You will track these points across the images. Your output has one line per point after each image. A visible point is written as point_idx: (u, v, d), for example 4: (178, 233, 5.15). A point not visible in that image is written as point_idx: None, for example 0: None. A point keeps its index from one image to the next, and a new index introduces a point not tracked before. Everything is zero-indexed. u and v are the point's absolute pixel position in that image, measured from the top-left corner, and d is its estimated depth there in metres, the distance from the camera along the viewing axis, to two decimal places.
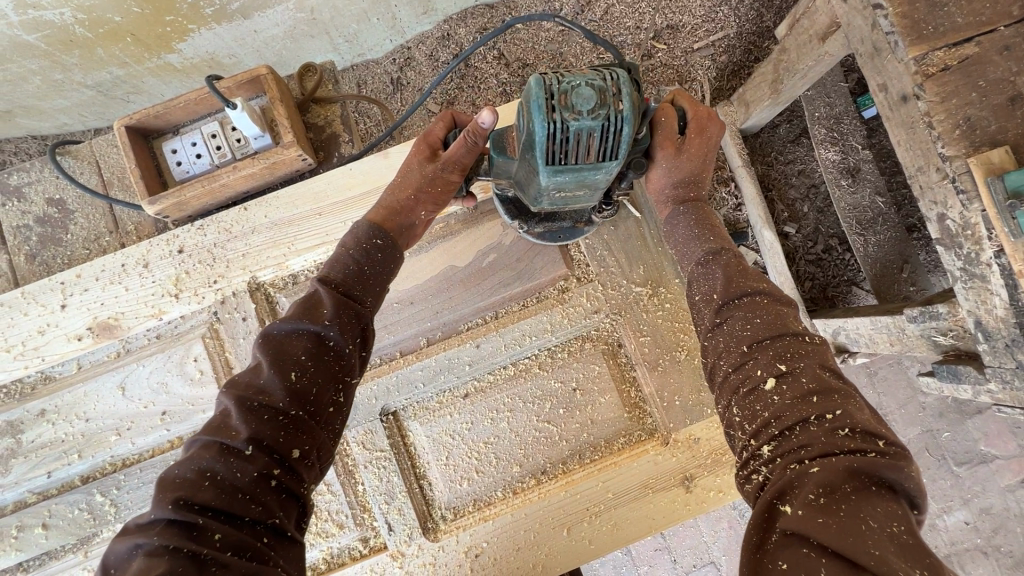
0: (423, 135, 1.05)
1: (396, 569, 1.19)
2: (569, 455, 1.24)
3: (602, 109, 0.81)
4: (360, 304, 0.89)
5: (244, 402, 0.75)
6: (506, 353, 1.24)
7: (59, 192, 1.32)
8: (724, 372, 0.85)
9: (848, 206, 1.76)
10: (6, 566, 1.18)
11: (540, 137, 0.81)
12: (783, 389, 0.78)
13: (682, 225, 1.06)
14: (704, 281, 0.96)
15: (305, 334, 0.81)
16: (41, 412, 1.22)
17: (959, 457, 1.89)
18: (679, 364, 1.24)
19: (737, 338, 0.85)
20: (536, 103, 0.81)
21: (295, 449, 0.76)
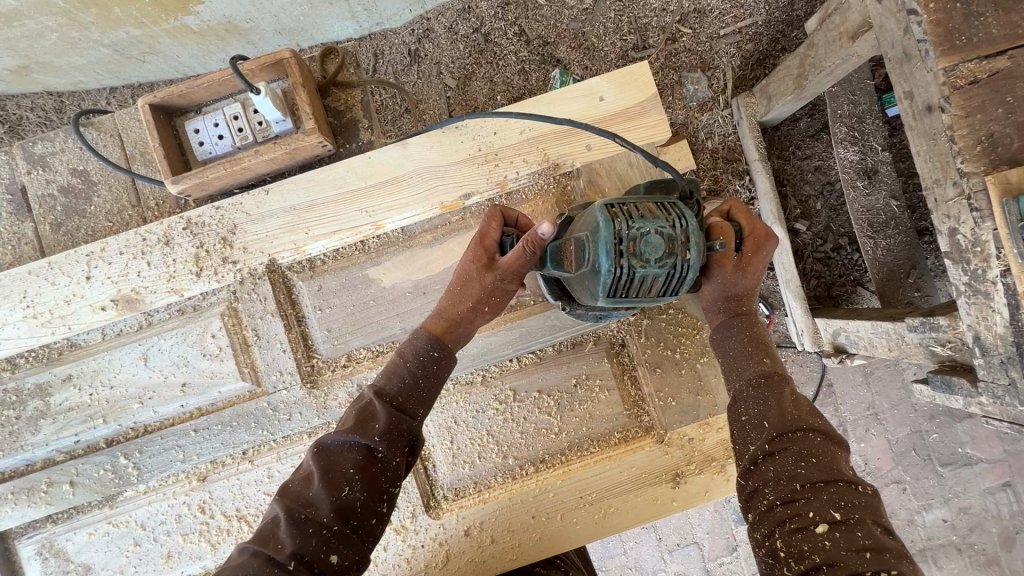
0: (476, 238, 1.08)
1: (397, 542, 1.25)
2: (567, 447, 1.29)
3: (670, 258, 0.88)
4: (411, 416, 0.95)
5: (292, 514, 0.84)
6: (514, 347, 1.29)
7: (82, 163, 1.34)
8: (771, 502, 0.88)
9: (862, 209, 1.75)
10: (36, 517, 1.27)
11: (607, 278, 0.88)
12: (837, 537, 0.81)
13: (733, 341, 1.09)
14: (757, 403, 0.98)
15: (355, 447, 0.89)
16: (67, 377, 1.28)
17: (945, 458, 1.96)
18: (682, 367, 1.28)
19: (790, 474, 0.89)
20: (606, 245, 0.87)
21: (332, 556, 0.83)
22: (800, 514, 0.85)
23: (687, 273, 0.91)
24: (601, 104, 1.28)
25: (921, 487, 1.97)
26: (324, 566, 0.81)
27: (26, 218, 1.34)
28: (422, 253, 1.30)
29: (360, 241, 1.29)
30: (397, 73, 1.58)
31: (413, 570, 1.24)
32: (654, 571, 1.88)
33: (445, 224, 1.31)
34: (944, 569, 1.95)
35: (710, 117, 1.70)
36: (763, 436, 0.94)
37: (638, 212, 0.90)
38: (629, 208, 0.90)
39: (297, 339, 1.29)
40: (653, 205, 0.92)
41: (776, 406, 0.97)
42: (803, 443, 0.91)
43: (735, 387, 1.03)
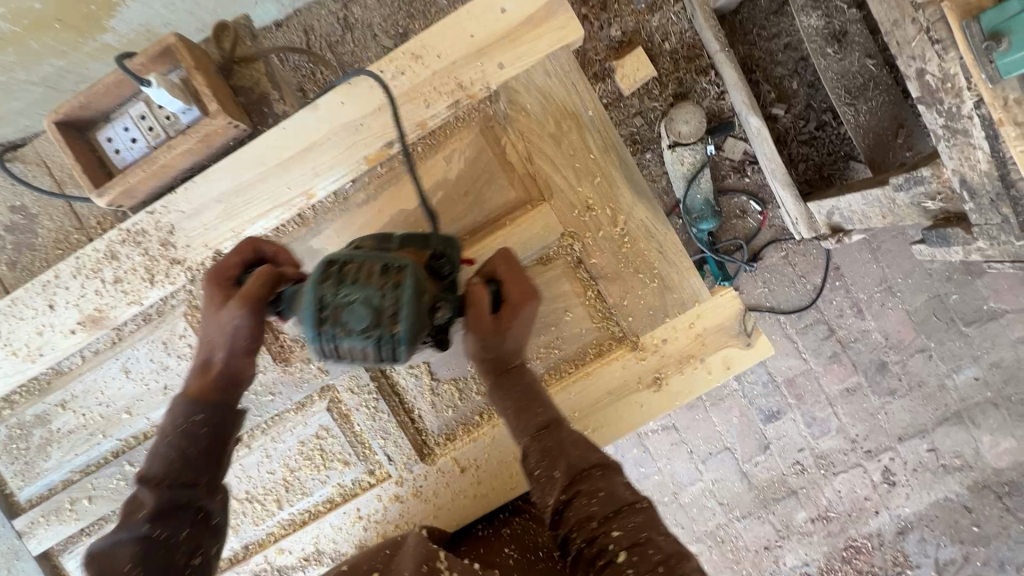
0: (214, 275, 0.99)
1: (399, 494, 1.31)
2: (546, 372, 1.29)
3: (376, 328, 0.82)
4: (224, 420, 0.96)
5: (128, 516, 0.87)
6: (473, 286, 1.27)
7: (19, 198, 1.36)
8: (579, 546, 0.87)
9: (836, 76, 1.63)
10: (70, 533, 1.35)
11: (313, 345, 0.85)
12: (635, 559, 0.82)
13: (515, 391, 1.02)
14: (544, 457, 0.95)
15: (165, 455, 0.90)
16: (61, 402, 1.34)
17: (968, 317, 1.90)
18: (643, 273, 1.26)
19: (585, 514, 0.87)
20: (308, 312, 0.83)
21: (173, 554, 0.86)
22: (602, 548, 0.84)
23: (402, 345, 0.83)
24: (504, 15, 1.20)
25: (947, 350, 1.92)
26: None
27: None
28: (359, 213, 1.28)
29: (297, 214, 1.28)
30: (333, 46, 1.61)
31: (415, 505, 1.31)
32: (693, 483, 1.96)
33: (374, 179, 1.27)
34: (982, 427, 1.93)
35: (661, 17, 1.77)
36: (557, 486, 0.92)
37: (349, 276, 0.84)
38: (345, 269, 0.84)
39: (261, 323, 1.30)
40: (374, 266, 0.84)
41: (560, 451, 0.95)
42: (590, 482, 0.90)
43: (521, 442, 0.99)
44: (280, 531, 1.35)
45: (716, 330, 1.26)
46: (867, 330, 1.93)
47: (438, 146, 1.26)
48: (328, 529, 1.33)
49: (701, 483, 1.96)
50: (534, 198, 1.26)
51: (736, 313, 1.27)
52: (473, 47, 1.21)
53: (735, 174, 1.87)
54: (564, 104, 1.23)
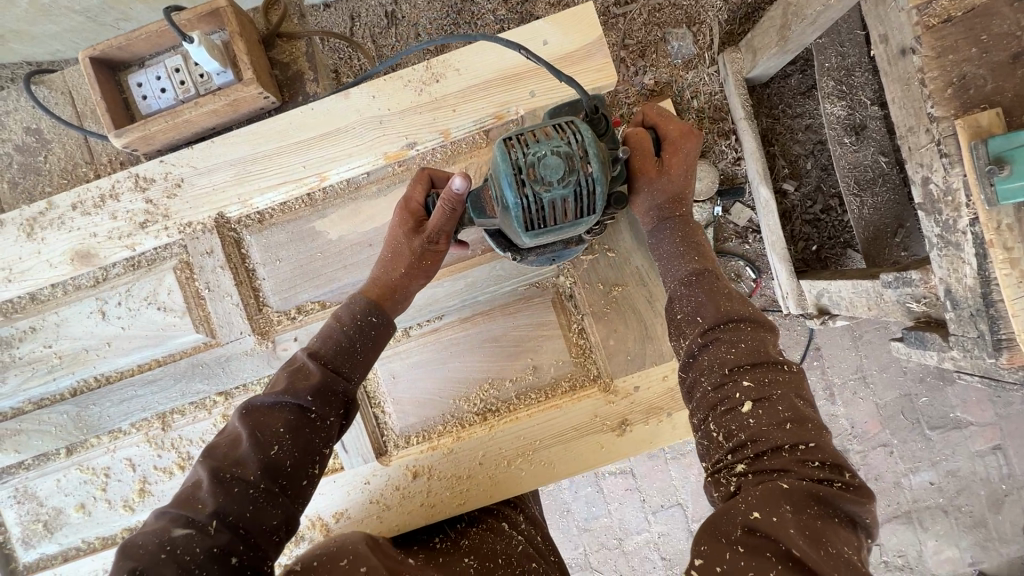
0: (402, 203, 1.17)
1: (348, 488, 1.30)
2: (515, 396, 1.31)
3: (572, 175, 0.96)
4: (346, 379, 1.03)
5: (217, 474, 0.87)
6: (461, 297, 1.28)
7: (36, 122, 1.36)
8: (704, 388, 0.98)
9: (848, 166, 1.70)
10: (8, 464, 1.33)
11: (515, 211, 0.97)
12: (759, 413, 0.91)
13: (666, 243, 1.19)
14: (690, 305, 1.08)
15: (289, 407, 0.95)
16: (29, 330, 1.32)
17: (934, 422, 1.94)
18: (630, 316, 1.27)
19: (721, 359, 0.98)
20: (508, 175, 0.96)
21: (260, 516, 0.87)
22: (728, 395, 0.95)
23: (595, 188, 0.98)
24: (545, 48, 1.25)
25: (908, 450, 1.95)
26: (249, 524, 0.85)
27: None
28: (368, 204, 1.30)
29: (306, 192, 1.29)
30: (376, 37, 1.58)
31: (360, 504, 1.30)
32: (639, 531, 1.97)
33: (390, 175, 1.30)
34: (929, 530, 1.95)
35: (695, 74, 1.78)
36: (698, 330, 1.04)
37: (532, 139, 0.98)
38: (526, 137, 0.99)
39: (250, 292, 1.31)
40: (549, 130, 0.99)
41: (708, 300, 1.07)
42: (734, 332, 1.00)
43: (671, 287, 1.13)
44: None
45: None
46: (835, 415, 1.97)
47: (455, 157, 1.29)
48: None
49: (647, 534, 1.96)
50: None
51: None
52: (505, 72, 1.25)
53: (737, 240, 1.90)
54: None
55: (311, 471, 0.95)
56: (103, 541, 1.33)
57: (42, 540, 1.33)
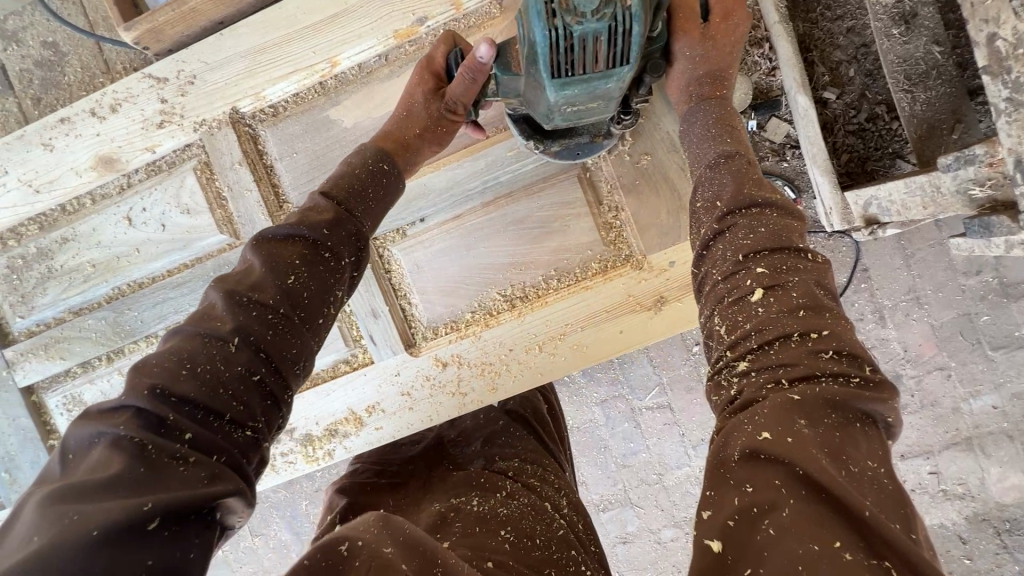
0: (424, 63, 1.13)
1: (379, 379, 1.29)
2: (544, 280, 1.25)
3: (609, 7, 0.79)
4: (359, 220, 0.94)
5: (234, 295, 0.77)
6: (483, 178, 1.23)
7: (52, 34, 1.36)
8: (713, 280, 0.83)
9: (897, 60, 1.32)
10: (56, 371, 1.38)
11: (541, 48, 0.82)
12: (771, 301, 0.75)
13: (698, 125, 1.04)
14: (710, 188, 0.91)
15: (302, 240, 0.85)
16: (63, 239, 1.35)
17: (996, 341, 1.68)
18: (662, 188, 1.20)
19: (737, 245, 0.82)
20: (536, 6, 0.80)
21: (280, 340, 0.77)
22: (739, 285, 0.79)
23: (631, 28, 0.82)
24: None
25: (966, 372, 1.71)
26: (269, 346, 0.76)
27: (9, 94, 1.39)
28: (382, 87, 1.25)
29: (317, 81, 1.26)
30: None
31: (392, 397, 1.29)
32: (681, 467, 1.83)
33: (402, 57, 1.24)
34: (991, 457, 1.72)
35: None
36: (713, 217, 0.87)
37: None
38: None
39: (269, 189, 1.29)
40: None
41: (729, 182, 0.90)
42: (752, 217, 0.83)
43: (695, 173, 0.97)
44: None
45: None
46: (885, 338, 1.75)
47: (469, 31, 1.22)
48: (303, 410, 1.31)
49: (689, 469, 1.83)
50: None
51: None
52: None
53: (775, 158, 1.64)
54: None
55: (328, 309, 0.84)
56: None
57: None
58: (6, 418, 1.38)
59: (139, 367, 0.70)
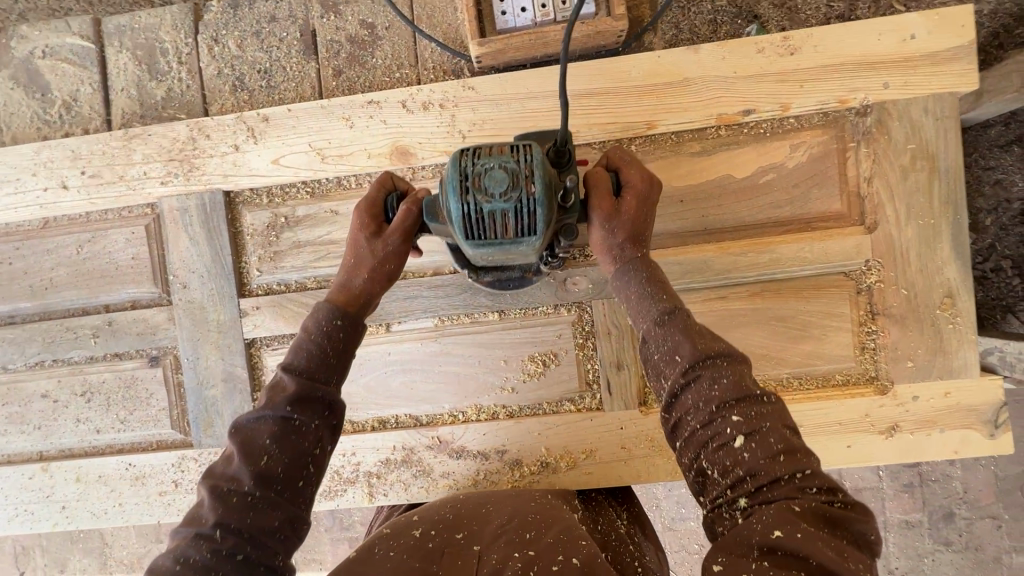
0: (361, 206, 1.06)
1: (602, 428, 1.34)
2: (786, 379, 1.31)
3: (515, 191, 0.87)
4: (325, 382, 0.92)
5: (215, 489, 0.82)
6: (760, 272, 1.28)
7: (373, 16, 1.40)
8: (693, 428, 0.83)
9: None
10: (286, 333, 1.39)
11: (456, 215, 0.90)
12: (753, 446, 0.78)
13: (632, 277, 0.97)
14: (665, 340, 0.88)
15: (269, 419, 0.86)
16: (332, 213, 1.38)
17: None
18: (927, 327, 1.26)
19: (706, 397, 0.82)
20: (451, 183, 0.90)
21: (262, 517, 0.81)
22: (719, 432, 0.80)
23: (535, 210, 0.89)
24: (911, 42, 1.22)
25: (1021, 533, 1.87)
26: (249, 524, 0.80)
27: (312, 60, 1.42)
28: (689, 160, 1.30)
29: (628, 138, 1.31)
30: None
31: (610, 447, 1.33)
32: None
33: (716, 137, 1.30)
34: None
35: None
36: (677, 368, 0.85)
37: (486, 150, 0.92)
38: (479, 148, 0.92)
39: None
40: (504, 144, 0.92)
41: (685, 334, 0.88)
42: (715, 367, 0.84)
43: (641, 325, 0.93)
44: (471, 415, 1.38)
45: (970, 408, 1.26)
46: (949, 475, 1.88)
47: (788, 133, 1.28)
48: (520, 436, 1.35)
49: None
50: (852, 212, 1.28)
51: (990, 402, 1.27)
52: (866, 60, 1.23)
53: None
54: (929, 145, 1.23)
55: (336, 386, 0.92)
56: (352, 426, 1.40)
57: None
58: (224, 364, 1.40)
59: (199, 497, 0.84)
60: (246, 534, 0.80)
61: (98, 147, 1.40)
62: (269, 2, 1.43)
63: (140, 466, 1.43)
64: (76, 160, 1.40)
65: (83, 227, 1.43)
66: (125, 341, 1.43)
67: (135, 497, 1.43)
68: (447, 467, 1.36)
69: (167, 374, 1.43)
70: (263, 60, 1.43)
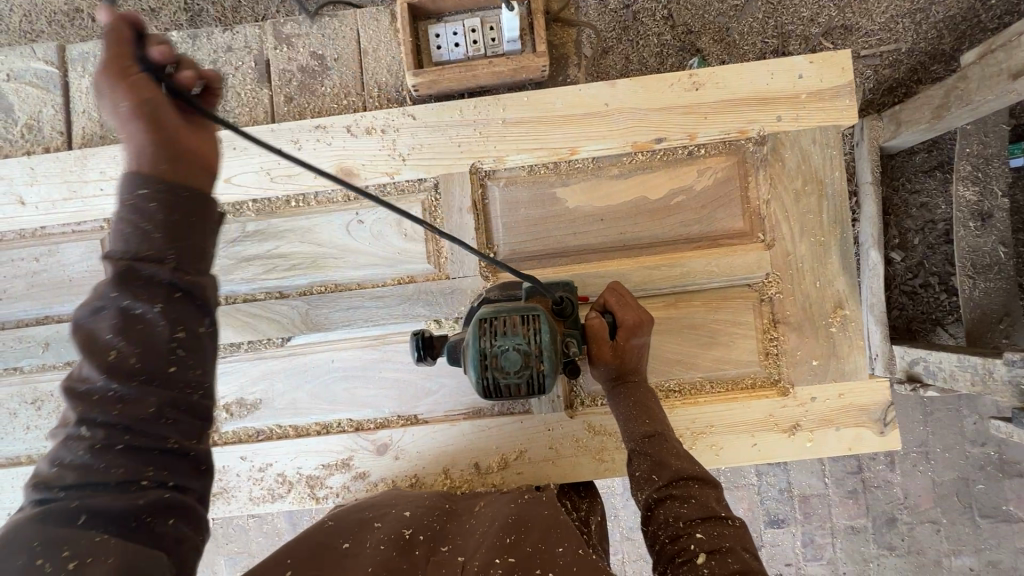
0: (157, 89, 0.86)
1: (531, 431, 1.43)
2: (700, 381, 1.43)
3: (528, 371, 0.95)
4: (111, 326, 0.73)
5: (65, 395, 0.72)
6: (673, 284, 1.41)
7: (322, 48, 1.52)
8: (662, 540, 1.04)
9: (967, 248, 1.66)
10: (235, 342, 1.47)
11: (475, 385, 0.98)
12: (706, 538, 1.01)
13: (623, 407, 1.20)
14: (646, 461, 1.15)
15: (57, 425, 0.71)
16: (281, 229, 1.47)
17: (986, 510, 1.98)
18: (822, 333, 1.40)
19: (676, 513, 1.06)
20: (472, 359, 0.97)
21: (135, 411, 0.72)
22: (683, 547, 1.01)
23: (545, 384, 0.96)
24: (798, 81, 1.38)
25: (953, 531, 2.00)
26: (122, 413, 0.71)
27: (264, 87, 1.53)
28: (608, 182, 1.43)
29: (553, 162, 1.43)
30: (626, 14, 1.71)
31: (539, 448, 1.43)
32: None
33: (632, 163, 1.43)
34: None
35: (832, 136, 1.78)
36: (653, 486, 1.11)
37: (501, 326, 0.97)
38: (496, 324, 0.98)
39: (482, 237, 1.44)
40: (516, 318, 0.98)
41: (660, 459, 1.14)
42: (684, 489, 1.09)
43: (628, 447, 1.18)
44: (410, 419, 1.47)
45: (863, 408, 1.39)
46: (890, 481, 2.02)
47: (695, 159, 1.42)
48: (456, 438, 1.44)
49: None
50: (753, 229, 1.42)
51: (880, 402, 1.40)
52: (759, 95, 1.39)
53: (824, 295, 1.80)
54: (817, 171, 1.39)
55: (176, 355, 0.75)
56: (295, 429, 1.48)
57: (242, 415, 1.47)
58: None
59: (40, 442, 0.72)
60: (125, 422, 0.71)
61: (55, 166, 1.47)
62: (226, 33, 1.54)
63: None
64: (35, 178, 1.48)
65: (39, 242, 1.50)
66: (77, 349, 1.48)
67: None
68: (386, 469, 1.44)
69: None
70: (218, 85, 1.53)
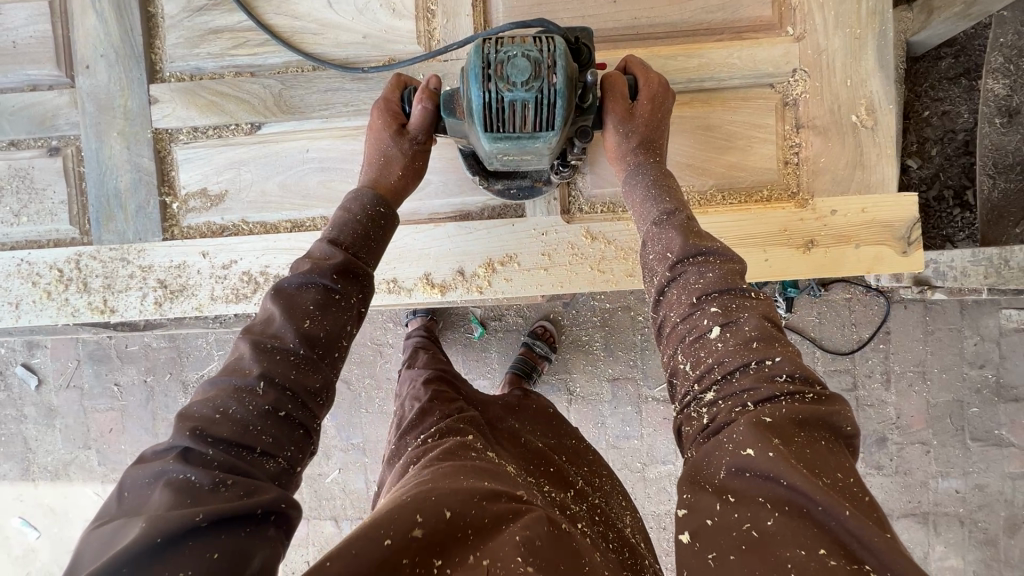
0: (381, 108, 1.18)
1: (522, 236, 1.30)
2: (709, 189, 1.31)
3: (536, 81, 0.92)
4: (365, 264, 1.06)
5: (258, 344, 0.90)
6: (689, 77, 1.26)
7: None
8: (673, 321, 0.95)
9: (990, 147, 1.47)
10: (200, 125, 1.32)
11: (476, 102, 0.94)
12: (727, 336, 0.89)
13: (639, 179, 1.11)
14: (660, 241, 1.02)
15: (314, 287, 0.96)
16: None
17: (977, 433, 1.85)
18: (848, 139, 1.27)
19: (690, 289, 0.94)
20: (474, 71, 0.93)
21: (308, 378, 0.90)
22: (696, 324, 0.92)
23: (556, 100, 0.93)
24: None
25: (943, 454, 1.86)
26: (294, 385, 0.88)
27: None
28: None
29: None
30: None
31: (531, 255, 1.30)
32: (665, 461, 1.94)
33: None
34: (940, 536, 1.89)
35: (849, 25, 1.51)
36: (666, 265, 0.99)
37: (509, 40, 0.95)
38: (501, 38, 0.96)
39: (479, 18, 1.29)
40: (525, 36, 0.96)
41: (677, 235, 1.01)
42: (700, 263, 0.96)
43: (642, 230, 1.07)
44: None
45: (886, 223, 1.27)
46: (884, 402, 1.87)
47: None
48: (440, 240, 1.31)
49: (673, 467, 1.94)
50: (781, 20, 1.27)
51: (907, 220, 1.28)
52: None
53: None
54: None
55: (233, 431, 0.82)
56: (264, 228, 1.35)
57: (205, 208, 1.34)
58: (129, 154, 1.32)
59: (242, 346, 0.91)
60: (287, 392, 0.88)
61: None
62: None
63: (33, 262, 1.34)
64: None
65: None
66: (21, 125, 1.33)
67: (27, 293, 1.34)
68: None
69: (67, 166, 1.34)
70: None
